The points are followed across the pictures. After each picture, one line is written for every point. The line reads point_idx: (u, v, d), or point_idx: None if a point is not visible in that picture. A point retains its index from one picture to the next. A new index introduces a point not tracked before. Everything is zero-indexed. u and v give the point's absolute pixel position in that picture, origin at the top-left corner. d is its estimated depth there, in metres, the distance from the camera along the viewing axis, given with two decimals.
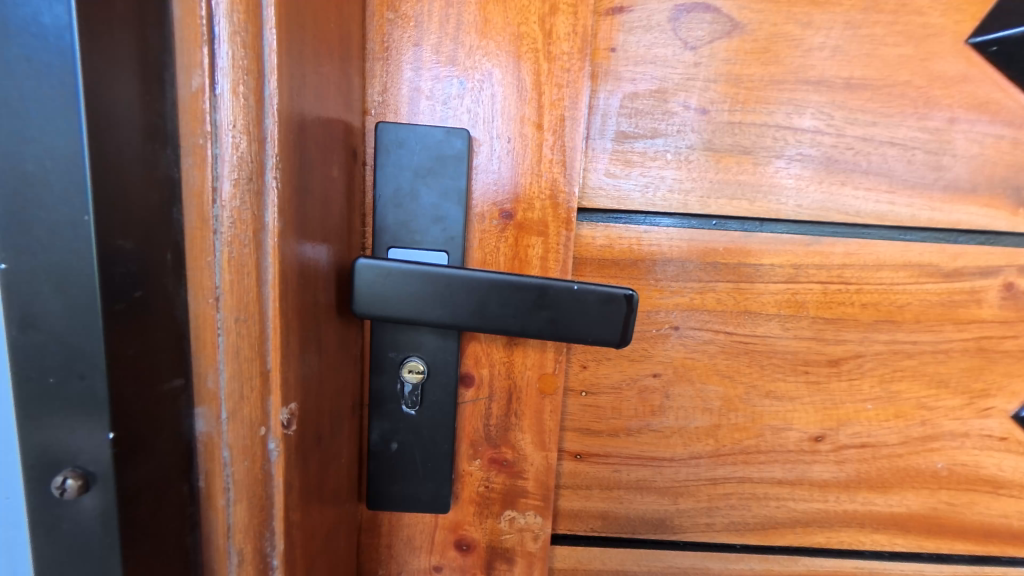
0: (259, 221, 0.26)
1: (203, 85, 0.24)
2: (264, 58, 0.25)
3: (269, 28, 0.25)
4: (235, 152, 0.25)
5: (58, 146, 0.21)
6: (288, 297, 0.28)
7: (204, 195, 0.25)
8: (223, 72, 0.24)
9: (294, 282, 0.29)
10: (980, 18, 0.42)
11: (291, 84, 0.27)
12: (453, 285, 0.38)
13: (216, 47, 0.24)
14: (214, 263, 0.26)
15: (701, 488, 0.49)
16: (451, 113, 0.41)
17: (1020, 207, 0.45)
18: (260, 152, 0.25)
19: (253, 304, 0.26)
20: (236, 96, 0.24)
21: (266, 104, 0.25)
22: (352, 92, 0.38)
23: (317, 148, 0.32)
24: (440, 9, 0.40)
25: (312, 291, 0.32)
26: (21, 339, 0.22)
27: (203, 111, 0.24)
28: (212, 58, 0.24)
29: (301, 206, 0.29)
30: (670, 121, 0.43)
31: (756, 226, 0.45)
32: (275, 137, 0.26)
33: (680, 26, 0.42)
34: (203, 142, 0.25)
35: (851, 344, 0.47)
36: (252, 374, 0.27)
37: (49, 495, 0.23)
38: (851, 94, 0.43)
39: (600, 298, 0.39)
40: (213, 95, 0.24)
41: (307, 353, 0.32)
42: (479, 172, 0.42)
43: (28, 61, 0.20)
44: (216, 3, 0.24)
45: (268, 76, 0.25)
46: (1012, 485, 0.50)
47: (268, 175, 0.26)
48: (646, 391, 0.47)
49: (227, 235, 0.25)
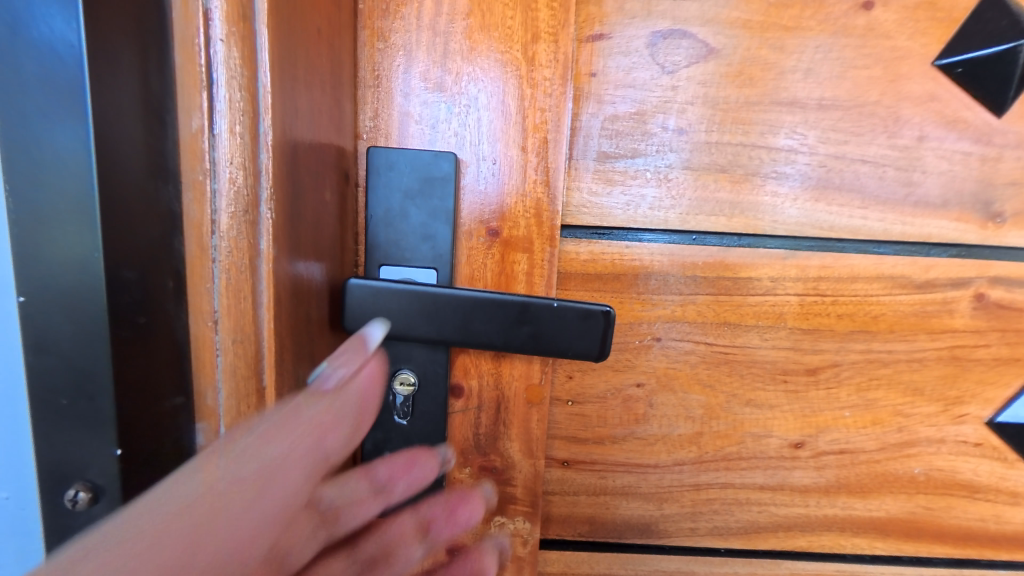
0: (254, 248, 0.28)
1: (203, 125, 0.26)
2: (259, 98, 0.27)
3: (264, 70, 0.27)
4: (233, 186, 0.27)
5: (71, 190, 0.23)
6: (283, 317, 0.30)
7: (203, 227, 0.27)
8: (220, 113, 0.26)
9: (288, 301, 0.31)
10: (947, 41, 0.44)
11: (285, 117, 0.30)
12: (438, 303, 0.40)
13: (214, 91, 0.26)
14: (213, 289, 0.28)
15: (684, 494, 0.51)
16: (438, 136, 0.43)
17: (989, 220, 0.47)
18: (256, 184, 0.27)
19: (249, 326, 0.28)
20: (233, 135, 0.26)
21: (260, 140, 0.27)
22: (344, 118, 0.40)
23: (310, 175, 0.34)
24: (428, 39, 0.42)
25: (305, 308, 0.34)
26: (35, 363, 0.24)
27: (203, 150, 0.26)
28: (210, 101, 0.26)
29: (293, 229, 0.32)
30: (650, 140, 0.45)
31: (734, 241, 0.47)
32: (269, 170, 0.28)
33: (658, 50, 0.44)
34: (202, 178, 0.27)
35: (828, 353, 0.48)
36: (249, 392, 0.29)
37: (60, 506, 0.26)
38: (823, 114, 0.45)
39: (579, 314, 0.40)
40: (212, 134, 0.26)
41: (301, 368, 0.34)
42: (466, 192, 0.44)
43: (42, 112, 0.22)
44: (214, 50, 0.26)
45: (262, 115, 0.27)
46: (989, 489, 0.51)
47: (262, 207, 0.28)
48: (630, 400, 0.49)
49: (225, 263, 0.28)
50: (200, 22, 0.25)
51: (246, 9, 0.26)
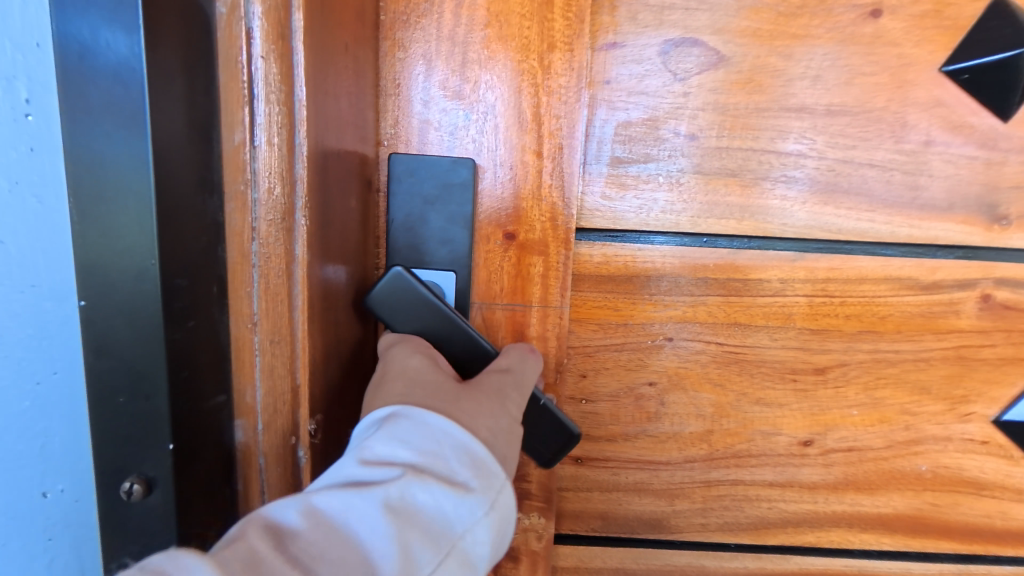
0: (290, 254, 0.30)
1: (245, 139, 0.28)
2: (295, 111, 0.29)
3: (301, 86, 0.29)
4: (271, 195, 0.29)
5: (131, 204, 0.24)
6: (314, 319, 0.33)
7: (244, 235, 0.29)
8: (260, 126, 0.28)
9: (318, 303, 0.33)
10: (951, 48, 0.45)
11: (317, 126, 0.32)
12: (454, 335, 0.42)
13: (255, 105, 0.28)
14: (252, 293, 0.29)
15: (695, 490, 0.52)
16: (456, 143, 0.44)
17: (994, 223, 0.48)
18: (291, 194, 0.30)
19: (285, 329, 0.31)
20: (271, 146, 0.28)
21: (296, 151, 0.29)
22: (367, 125, 0.42)
23: (338, 183, 0.36)
24: (449, 50, 0.43)
25: (332, 311, 0.36)
26: (97, 363, 0.26)
27: (245, 162, 0.28)
28: (251, 116, 0.28)
29: (323, 235, 0.33)
30: (662, 146, 0.46)
31: (744, 243, 0.48)
32: (303, 178, 0.30)
33: (670, 58, 0.45)
34: (243, 189, 0.28)
35: (835, 353, 0.49)
36: (284, 391, 0.31)
37: (115, 496, 0.27)
38: (831, 120, 0.46)
39: (555, 424, 0.44)
40: (253, 147, 0.28)
41: (330, 367, 0.36)
42: (484, 196, 0.45)
43: (106, 134, 0.24)
44: (256, 67, 0.27)
45: (298, 126, 0.29)
46: (994, 486, 0.52)
47: (297, 214, 0.30)
48: (642, 398, 0.50)
49: (264, 268, 0.29)
50: (242, 42, 0.27)
51: (283, 27, 0.28)
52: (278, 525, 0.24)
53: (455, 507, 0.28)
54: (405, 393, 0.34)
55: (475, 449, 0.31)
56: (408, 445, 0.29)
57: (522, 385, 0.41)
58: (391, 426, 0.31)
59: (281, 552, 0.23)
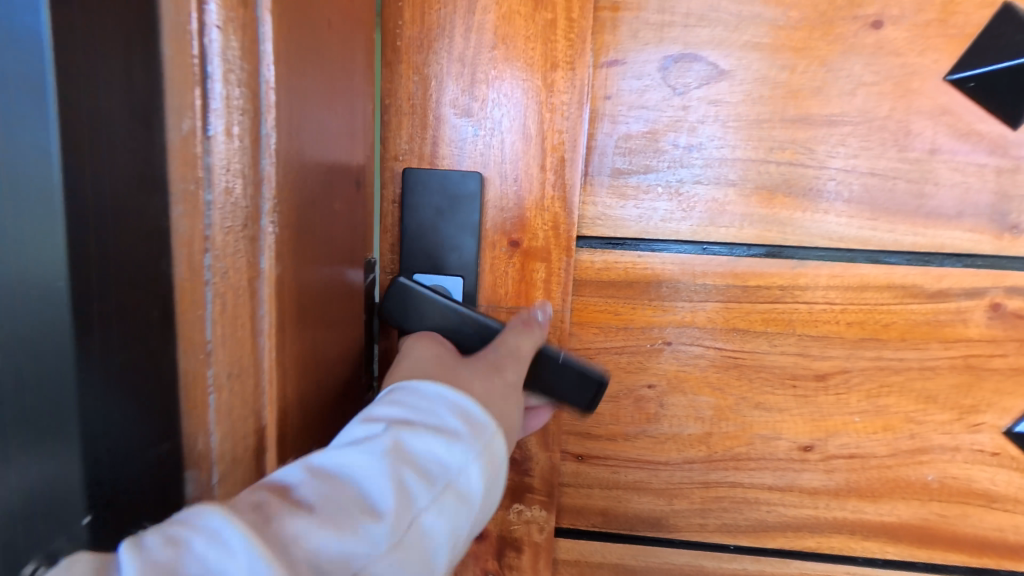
0: (254, 268, 0.31)
1: (194, 127, 0.27)
2: (260, 97, 0.30)
3: (267, 65, 0.30)
4: (230, 195, 0.29)
5: (34, 208, 0.23)
6: (284, 341, 0.34)
7: (193, 244, 0.28)
8: (216, 113, 0.28)
9: (291, 312, 0.34)
10: (958, 56, 0.45)
11: (292, 126, 0.32)
12: (464, 329, 0.44)
13: (210, 86, 0.27)
14: (205, 314, 0.29)
15: (694, 490, 0.53)
16: (466, 157, 0.47)
17: (1006, 231, 0.47)
18: (256, 195, 0.30)
19: (248, 356, 0.31)
20: (231, 138, 0.28)
21: (261, 143, 0.30)
22: (355, 129, 0.42)
23: (319, 184, 0.37)
24: (459, 70, 0.46)
25: (310, 329, 0.37)
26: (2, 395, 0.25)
27: (195, 155, 0.28)
28: (206, 100, 0.28)
29: (299, 243, 0.34)
30: (661, 157, 0.48)
31: (744, 251, 0.50)
32: (269, 176, 0.30)
33: (669, 73, 0.47)
34: (195, 187, 0.28)
35: (837, 360, 0.50)
36: (246, 432, 0.32)
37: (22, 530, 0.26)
38: (832, 130, 0.47)
39: (578, 369, 0.44)
40: (207, 137, 0.28)
41: (305, 388, 0.38)
42: (490, 206, 0.48)
43: (6, 124, 0.23)
44: (212, 37, 0.27)
45: (263, 113, 0.30)
46: (1007, 499, 0.51)
47: (263, 219, 0.31)
48: (643, 400, 0.52)
49: (218, 285, 0.29)
50: (192, 9, 0.27)
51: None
52: (285, 483, 0.29)
53: (444, 453, 0.33)
54: (413, 367, 0.39)
55: (465, 405, 0.35)
56: (398, 408, 0.34)
57: (523, 356, 0.42)
58: (386, 394, 0.36)
59: (289, 500, 0.28)
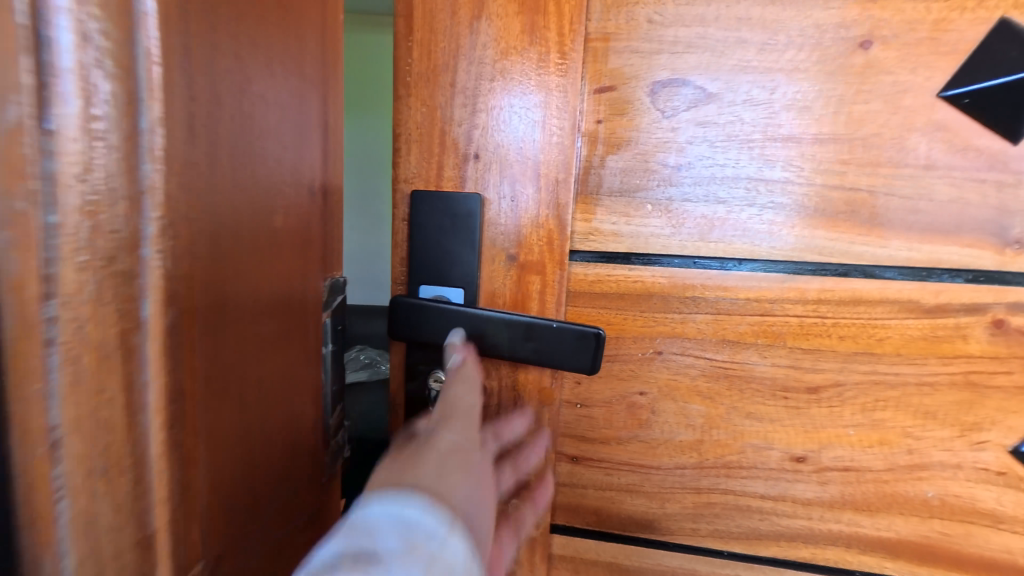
0: (132, 315, 0.23)
1: (21, 116, 0.18)
2: (137, 78, 0.22)
3: (145, 31, 0.22)
4: (94, 218, 0.21)
5: None
6: (179, 399, 0.26)
7: (24, 288, 0.19)
8: (69, 99, 0.19)
9: (183, 360, 0.26)
10: (950, 73, 0.45)
11: (185, 115, 0.25)
12: (471, 321, 0.51)
13: (53, 61, 0.19)
14: (46, 390, 0.20)
15: (686, 495, 0.55)
16: (467, 179, 0.52)
17: (1008, 246, 0.46)
18: (136, 214, 0.22)
19: (122, 429, 0.23)
20: (87, 136, 0.20)
21: (141, 142, 0.22)
22: (285, 128, 0.36)
23: (236, 193, 0.30)
24: (462, 100, 0.51)
25: (219, 366, 0.30)
26: None
27: (21, 160, 0.19)
28: (39, 81, 0.19)
29: (197, 267, 0.27)
30: (651, 176, 0.51)
31: (733, 265, 0.51)
32: (154, 183, 0.23)
33: (658, 97, 0.50)
34: (19, 209, 0.19)
35: (829, 373, 0.51)
36: (128, 532, 0.23)
37: None
38: (820, 148, 0.48)
39: (575, 335, 0.50)
40: (44, 132, 0.19)
41: (221, 435, 0.31)
42: (490, 223, 0.52)
43: None
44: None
45: (144, 102, 0.22)
46: (1015, 520, 0.50)
47: (144, 246, 0.23)
48: (634, 406, 0.54)
49: (69, 343, 0.20)
50: None
51: None
52: None
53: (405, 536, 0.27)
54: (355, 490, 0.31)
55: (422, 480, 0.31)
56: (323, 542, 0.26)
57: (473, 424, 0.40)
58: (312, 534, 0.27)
59: None
